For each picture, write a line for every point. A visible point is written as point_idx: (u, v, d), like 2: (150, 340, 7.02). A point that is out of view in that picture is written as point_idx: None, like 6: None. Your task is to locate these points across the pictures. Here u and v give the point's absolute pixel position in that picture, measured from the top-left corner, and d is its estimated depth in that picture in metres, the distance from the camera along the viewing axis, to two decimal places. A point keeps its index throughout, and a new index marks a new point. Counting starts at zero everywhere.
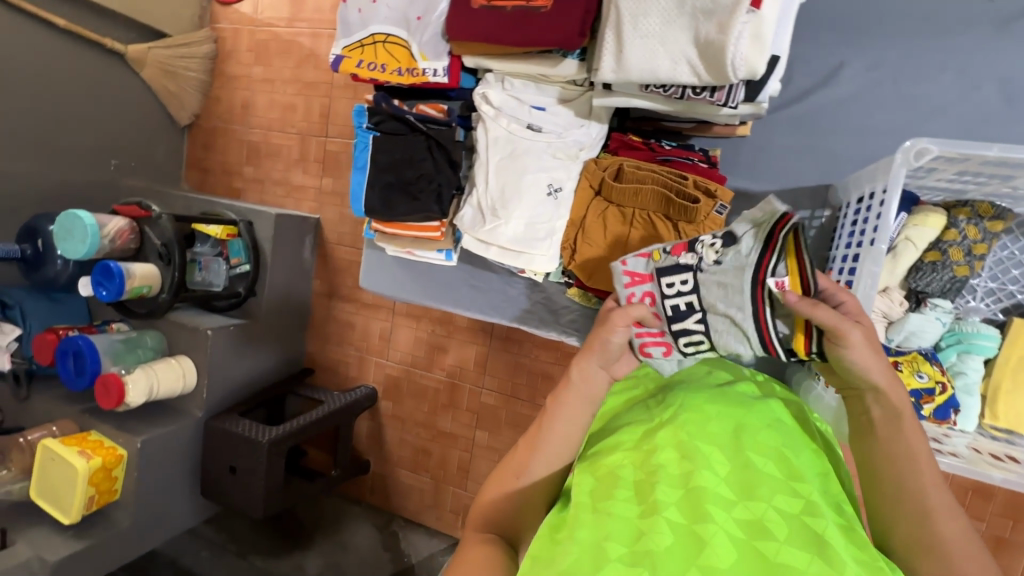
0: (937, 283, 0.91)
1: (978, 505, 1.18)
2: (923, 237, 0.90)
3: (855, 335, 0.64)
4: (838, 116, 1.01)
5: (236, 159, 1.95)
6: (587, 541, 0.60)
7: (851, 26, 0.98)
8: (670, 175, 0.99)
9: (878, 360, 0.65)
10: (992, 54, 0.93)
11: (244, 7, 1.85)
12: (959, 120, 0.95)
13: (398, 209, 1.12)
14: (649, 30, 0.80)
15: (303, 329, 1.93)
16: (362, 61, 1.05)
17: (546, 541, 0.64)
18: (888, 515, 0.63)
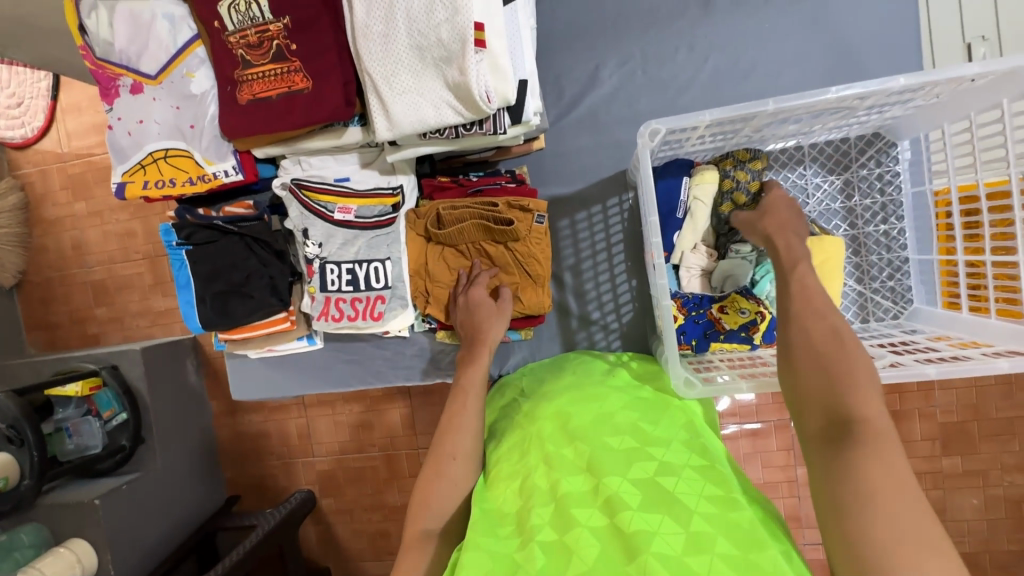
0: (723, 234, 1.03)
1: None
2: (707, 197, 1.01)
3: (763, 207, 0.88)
4: (613, 111, 1.12)
5: (84, 303, 1.78)
6: None
7: (599, 32, 1.11)
8: (481, 206, 1.03)
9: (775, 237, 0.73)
10: (711, 29, 1.09)
11: (45, 146, 1.72)
12: (705, 88, 1.10)
13: (238, 314, 1.08)
14: (403, 86, 0.85)
15: (213, 457, 1.77)
16: (147, 182, 1.02)
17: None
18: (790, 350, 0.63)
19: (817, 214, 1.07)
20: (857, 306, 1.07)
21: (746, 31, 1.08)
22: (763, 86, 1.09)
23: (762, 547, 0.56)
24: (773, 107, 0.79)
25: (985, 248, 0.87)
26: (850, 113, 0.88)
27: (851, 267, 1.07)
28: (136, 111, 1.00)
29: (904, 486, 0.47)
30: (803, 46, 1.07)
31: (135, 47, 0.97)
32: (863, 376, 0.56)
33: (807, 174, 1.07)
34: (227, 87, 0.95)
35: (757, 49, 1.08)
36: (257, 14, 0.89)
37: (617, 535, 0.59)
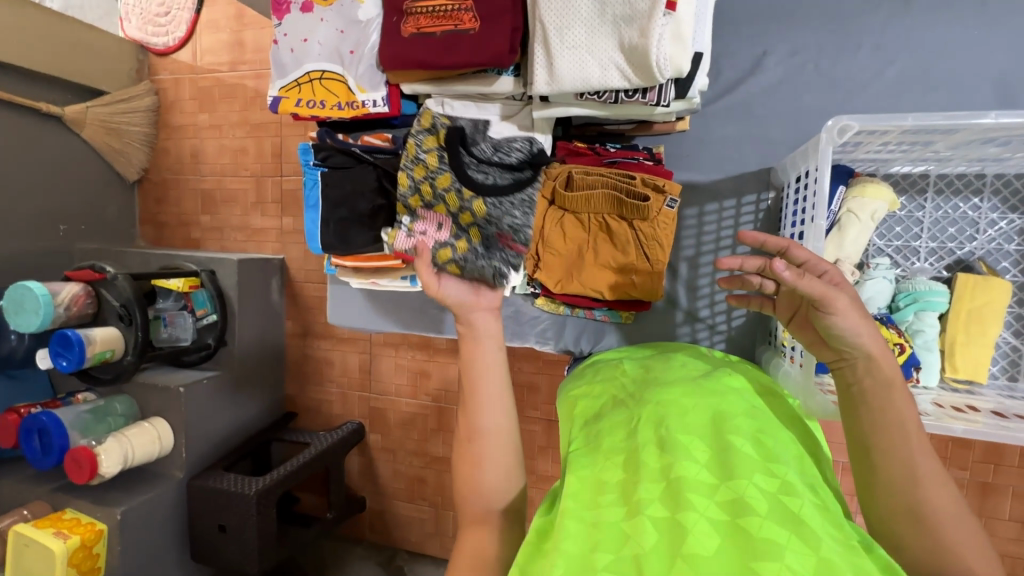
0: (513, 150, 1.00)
1: (960, 455, 1.23)
2: (866, 210, 0.93)
3: (843, 302, 0.63)
4: (771, 103, 1.05)
5: (191, 209, 1.91)
6: (575, 547, 0.59)
7: (772, 16, 1.03)
8: (617, 177, 1.01)
9: (868, 325, 0.63)
10: (902, 30, 0.98)
11: (182, 56, 1.83)
12: (881, 95, 1.00)
13: (356, 242, 1.12)
14: (576, 41, 0.83)
15: (282, 373, 1.88)
16: (300, 100, 1.05)
17: (540, 542, 0.63)
18: (886, 503, 0.61)
19: (985, 252, 0.97)
20: (1008, 361, 0.96)
21: (945, 37, 0.97)
22: (952, 102, 0.97)
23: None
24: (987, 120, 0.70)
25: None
26: None
27: (1011, 318, 0.96)
28: (304, 29, 1.03)
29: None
30: (1008, 64, 0.95)
31: None
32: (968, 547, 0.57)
33: (982, 208, 0.96)
34: (393, 18, 0.96)
35: (952, 60, 0.97)
36: None
37: (743, 536, 0.57)
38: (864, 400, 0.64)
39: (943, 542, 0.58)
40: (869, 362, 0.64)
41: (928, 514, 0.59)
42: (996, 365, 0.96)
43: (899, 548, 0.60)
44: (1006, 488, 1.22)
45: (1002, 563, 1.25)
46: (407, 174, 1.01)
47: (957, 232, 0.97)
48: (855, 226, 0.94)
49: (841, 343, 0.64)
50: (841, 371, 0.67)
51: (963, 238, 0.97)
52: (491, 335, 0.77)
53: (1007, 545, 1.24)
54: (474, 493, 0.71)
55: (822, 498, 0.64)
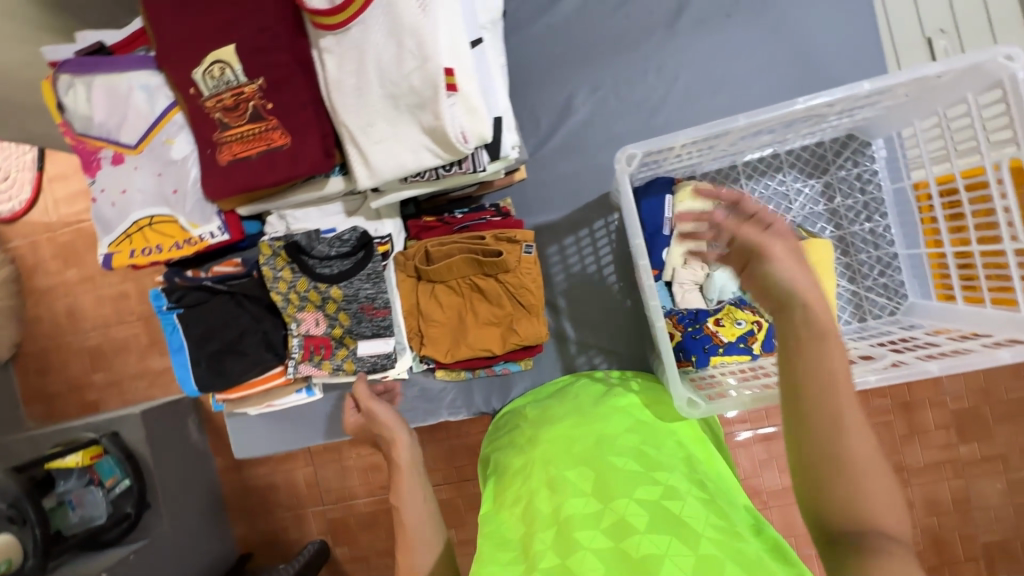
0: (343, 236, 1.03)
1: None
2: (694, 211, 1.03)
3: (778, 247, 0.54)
4: (591, 136, 1.14)
5: (81, 370, 1.76)
6: None
7: (568, 62, 1.13)
8: (470, 240, 1.05)
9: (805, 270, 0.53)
10: (676, 49, 1.11)
11: (34, 217, 1.72)
12: (678, 106, 1.12)
13: (235, 372, 1.07)
14: (382, 134, 0.86)
15: (224, 514, 1.72)
16: (133, 250, 1.02)
17: None
18: (815, 472, 0.49)
19: (802, 218, 1.08)
20: (852, 306, 1.07)
21: (711, 49, 1.10)
22: (734, 100, 1.10)
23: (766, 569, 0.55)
24: (744, 123, 0.81)
25: (1001, 234, 0.80)
26: (821, 119, 0.90)
27: (841, 268, 1.07)
28: (120, 180, 1.00)
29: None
30: (767, 59, 1.09)
31: (115, 119, 0.98)
32: (887, 506, 0.48)
33: (787, 180, 1.08)
34: (207, 150, 0.96)
35: (724, 65, 1.10)
36: (232, 78, 0.89)
37: (624, 558, 0.58)
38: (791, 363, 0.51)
39: (864, 499, 0.47)
40: (804, 306, 0.52)
41: (851, 470, 0.48)
42: (845, 311, 1.07)
43: (820, 507, 0.49)
44: None
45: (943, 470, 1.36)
46: (276, 291, 1.03)
47: (775, 207, 1.09)
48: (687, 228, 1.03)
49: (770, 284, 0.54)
50: (784, 319, 0.53)
51: (781, 210, 1.09)
52: (409, 465, 0.81)
53: None
54: None
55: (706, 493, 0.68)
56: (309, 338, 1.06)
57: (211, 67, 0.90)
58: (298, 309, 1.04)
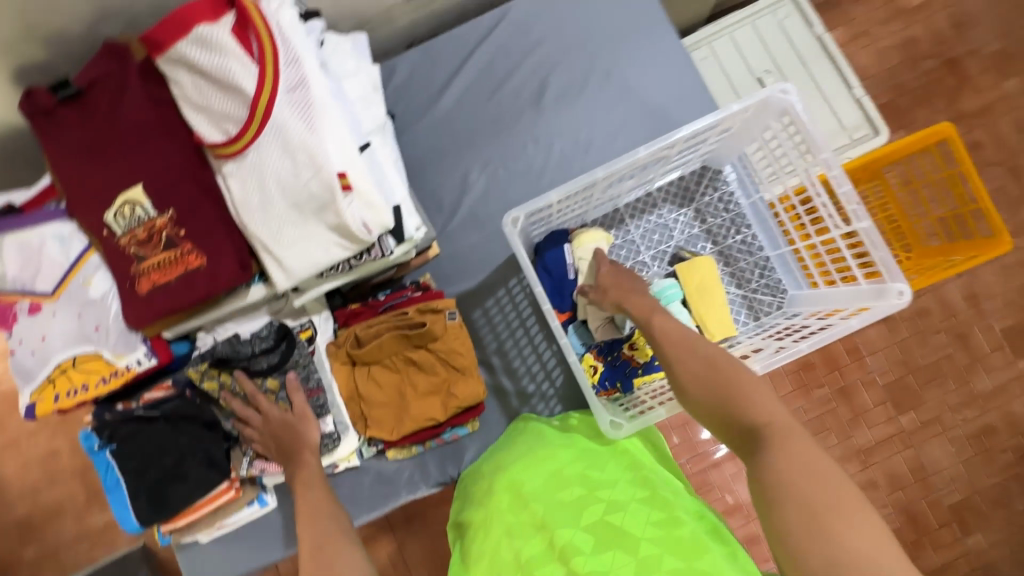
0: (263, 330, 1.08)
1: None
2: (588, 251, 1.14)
3: None
4: (490, 206, 1.27)
5: (11, 546, 1.60)
6: None
7: (457, 148, 1.28)
8: (394, 317, 1.11)
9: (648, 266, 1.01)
10: (545, 122, 1.28)
11: None
12: (558, 169, 1.28)
13: (177, 500, 1.04)
14: (291, 239, 0.95)
15: None
16: (58, 393, 1.01)
17: None
18: (705, 395, 0.76)
19: (684, 242, 1.23)
20: (746, 308, 1.20)
21: (574, 117, 1.28)
22: (603, 156, 1.28)
23: (700, 552, 0.66)
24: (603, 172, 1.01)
25: (830, 224, 1.01)
26: (666, 159, 1.10)
27: (728, 277, 1.21)
28: (39, 328, 1.01)
29: (810, 470, 0.63)
30: (622, 116, 1.28)
31: (29, 271, 1.01)
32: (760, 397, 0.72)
33: (664, 213, 1.24)
34: (125, 282, 0.99)
35: (588, 128, 1.28)
36: (142, 215, 0.96)
37: None
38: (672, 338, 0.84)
39: (741, 394, 0.73)
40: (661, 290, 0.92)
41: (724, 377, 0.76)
42: (742, 313, 1.20)
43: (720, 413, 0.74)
44: None
45: None
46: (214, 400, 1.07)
47: (659, 237, 1.24)
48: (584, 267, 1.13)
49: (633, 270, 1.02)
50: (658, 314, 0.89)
51: (665, 239, 1.24)
52: None
53: None
54: None
55: (644, 497, 0.76)
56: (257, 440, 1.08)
57: (121, 208, 0.96)
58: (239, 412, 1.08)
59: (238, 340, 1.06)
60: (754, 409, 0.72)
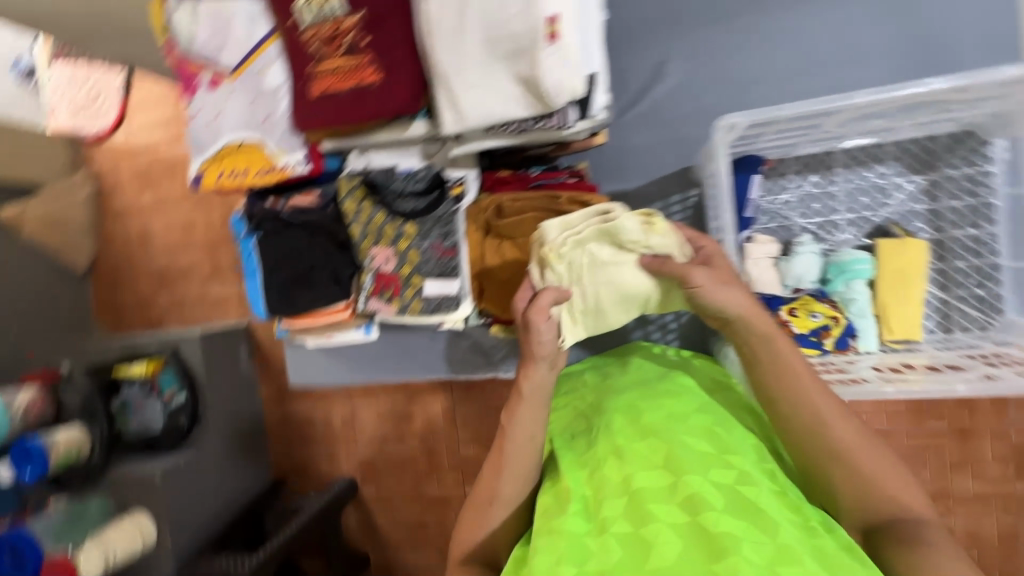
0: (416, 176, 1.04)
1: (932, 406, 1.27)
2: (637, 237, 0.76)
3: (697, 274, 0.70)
4: (678, 106, 1.09)
5: (148, 289, 1.85)
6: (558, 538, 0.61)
7: (666, 25, 1.08)
8: (543, 198, 1.01)
9: (729, 291, 0.69)
10: (783, 21, 1.04)
11: (116, 142, 1.80)
12: (777, 82, 1.06)
13: (302, 302, 1.12)
14: (473, 79, 0.86)
15: (263, 442, 1.78)
16: (221, 172, 1.07)
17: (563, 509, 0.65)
18: (813, 460, 0.66)
19: (898, 215, 1.02)
20: (938, 315, 1.01)
21: (821, 23, 1.03)
22: (840, 81, 1.03)
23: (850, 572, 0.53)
24: (856, 106, 0.79)
25: None
26: (943, 106, 0.84)
27: (934, 274, 1.01)
28: (216, 104, 1.03)
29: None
30: (884, 37, 1.01)
31: (215, 41, 1.00)
32: (878, 470, 0.63)
33: (887, 174, 1.01)
34: (299, 81, 0.98)
35: (834, 42, 1.03)
36: (332, 10, 0.90)
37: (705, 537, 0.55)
38: (776, 397, 0.68)
39: (859, 466, 0.63)
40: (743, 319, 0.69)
41: (837, 449, 0.64)
42: (930, 319, 1.01)
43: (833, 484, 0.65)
44: (979, 431, 1.26)
45: (991, 503, 1.27)
46: (355, 224, 1.08)
47: (869, 201, 1.02)
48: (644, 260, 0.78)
49: (710, 306, 0.69)
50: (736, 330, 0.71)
51: (875, 205, 1.02)
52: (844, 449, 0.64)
53: (993, 485, 1.27)
54: (871, 498, 0.63)
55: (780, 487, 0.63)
56: (381, 275, 1.09)
57: None
58: (373, 244, 1.08)
59: (389, 171, 1.04)
60: (883, 496, 0.62)
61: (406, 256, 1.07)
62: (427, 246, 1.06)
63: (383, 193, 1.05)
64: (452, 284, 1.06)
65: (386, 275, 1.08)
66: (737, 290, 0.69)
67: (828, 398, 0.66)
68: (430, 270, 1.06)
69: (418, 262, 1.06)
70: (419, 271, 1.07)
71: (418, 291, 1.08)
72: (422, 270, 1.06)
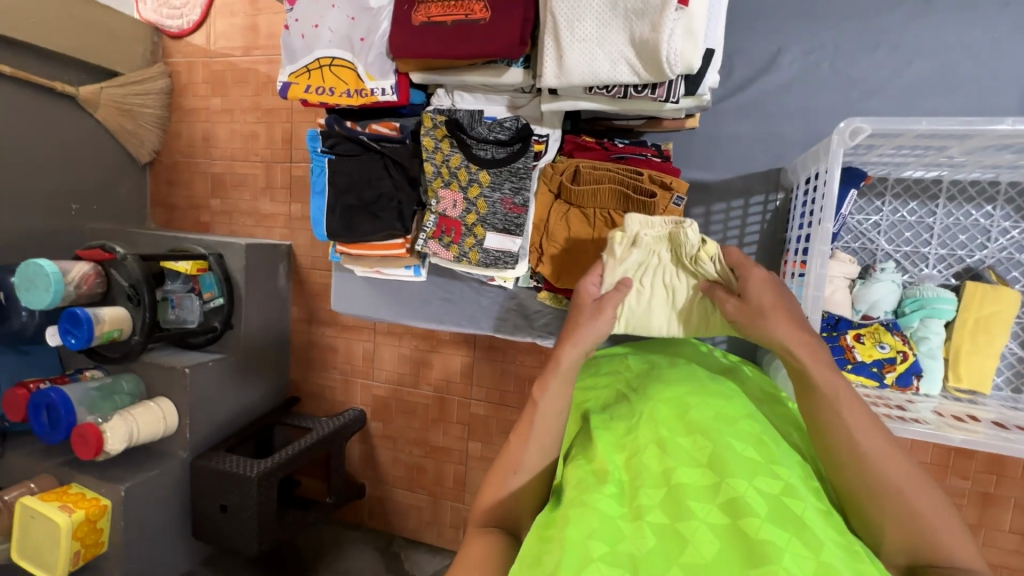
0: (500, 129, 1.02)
1: (960, 464, 1.22)
2: (694, 259, 0.83)
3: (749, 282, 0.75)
4: (783, 103, 1.03)
5: (203, 190, 1.89)
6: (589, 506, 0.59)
7: (790, 13, 1.01)
8: (625, 171, 0.99)
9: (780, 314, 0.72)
10: (921, 31, 0.96)
11: (196, 39, 1.81)
12: (897, 96, 0.98)
13: (363, 230, 1.12)
14: (586, 33, 0.82)
15: (286, 360, 1.84)
16: (309, 86, 1.06)
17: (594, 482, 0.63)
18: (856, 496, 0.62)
19: (996, 260, 0.95)
20: (1011, 372, 0.96)
21: (963, 41, 0.95)
22: (968, 107, 0.96)
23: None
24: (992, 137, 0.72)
25: None
26: None
27: (1018, 329, 0.95)
28: (315, 16, 1.03)
29: None
30: None
31: None
32: (930, 516, 0.59)
33: (995, 216, 0.95)
34: (405, 5, 0.96)
35: (971, 63, 0.95)
36: None
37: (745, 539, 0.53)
38: (823, 421, 0.65)
39: (906, 509, 0.59)
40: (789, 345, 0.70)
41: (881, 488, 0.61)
42: (1001, 375, 0.96)
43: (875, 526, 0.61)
44: (1006, 499, 1.21)
45: (1001, 573, 1.24)
46: (430, 161, 1.05)
47: (967, 240, 0.96)
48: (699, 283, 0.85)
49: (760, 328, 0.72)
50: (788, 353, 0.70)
51: (973, 246, 0.96)
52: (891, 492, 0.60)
53: (1005, 555, 1.23)
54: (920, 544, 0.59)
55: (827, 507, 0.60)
56: (444, 219, 1.07)
57: None
58: (443, 185, 1.06)
59: (473, 116, 1.03)
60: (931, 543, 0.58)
61: (473, 203, 1.04)
62: (496, 198, 1.03)
63: (461, 136, 1.02)
64: (514, 242, 1.03)
65: (449, 219, 1.07)
66: (789, 322, 0.71)
67: (877, 435, 0.63)
68: (494, 222, 1.04)
69: (484, 212, 1.04)
70: (484, 222, 1.04)
71: (479, 242, 1.05)
72: (486, 221, 1.04)
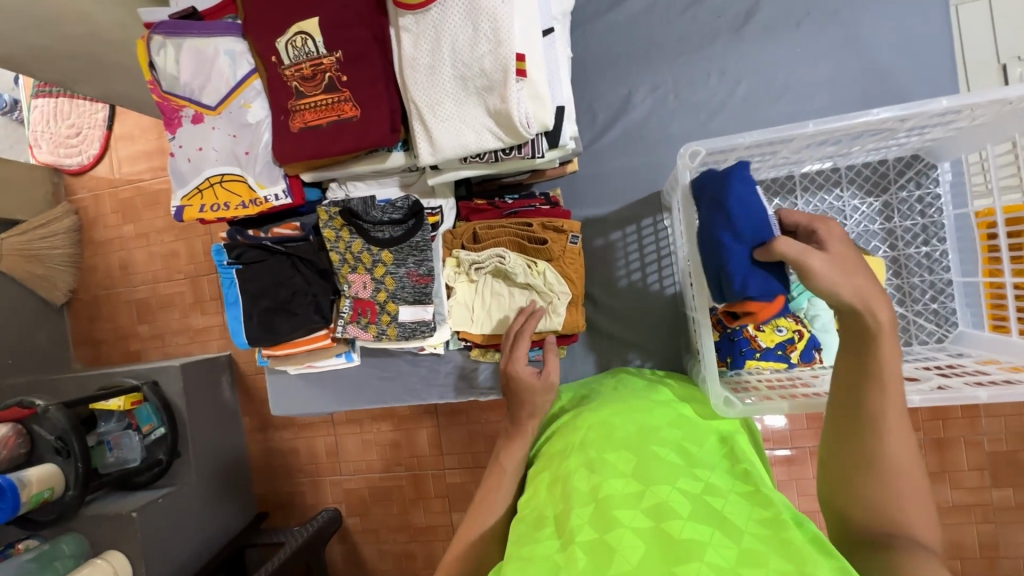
0: (392, 208, 1.08)
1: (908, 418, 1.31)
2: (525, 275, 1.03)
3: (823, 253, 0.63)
4: (647, 133, 1.15)
5: (128, 319, 1.84)
6: (525, 553, 0.60)
7: (630, 60, 1.15)
8: (516, 226, 1.06)
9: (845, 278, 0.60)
10: (740, 55, 1.11)
11: (99, 172, 1.81)
12: (737, 111, 1.12)
13: (282, 330, 1.12)
14: (447, 112, 0.90)
15: (244, 476, 1.74)
16: (203, 205, 1.08)
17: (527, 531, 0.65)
18: (854, 448, 0.57)
19: (856, 235, 1.07)
20: (898, 329, 1.06)
21: (775, 57, 1.10)
22: (795, 109, 1.10)
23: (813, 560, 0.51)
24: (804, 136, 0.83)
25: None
26: (890, 134, 0.89)
27: (892, 290, 1.06)
28: (197, 139, 1.07)
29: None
30: (836, 69, 1.08)
31: (199, 81, 1.04)
32: (910, 475, 0.55)
33: (844, 196, 1.07)
34: (281, 116, 1.01)
35: (786, 74, 1.10)
36: (312, 49, 0.95)
37: (665, 538, 0.55)
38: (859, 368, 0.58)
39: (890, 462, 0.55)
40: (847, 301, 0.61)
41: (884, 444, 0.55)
42: None
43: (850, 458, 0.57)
44: (956, 440, 1.30)
45: (973, 512, 1.30)
46: (334, 251, 1.09)
47: (828, 222, 1.08)
48: (532, 292, 1.04)
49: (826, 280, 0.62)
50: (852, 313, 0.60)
51: (835, 226, 1.08)
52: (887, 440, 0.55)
53: (973, 494, 1.30)
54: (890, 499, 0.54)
55: (748, 492, 0.64)
56: (358, 301, 1.11)
57: (294, 37, 0.96)
58: (351, 270, 1.09)
59: (366, 202, 1.07)
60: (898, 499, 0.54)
61: (382, 281, 1.09)
62: (405, 273, 1.08)
63: (355, 222, 1.07)
64: (429, 308, 1.08)
65: (363, 302, 1.10)
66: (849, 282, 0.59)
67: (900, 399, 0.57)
68: (406, 295, 1.08)
69: (394, 287, 1.08)
70: (398, 298, 1.08)
71: (394, 317, 1.09)
72: (401, 295, 1.08)
